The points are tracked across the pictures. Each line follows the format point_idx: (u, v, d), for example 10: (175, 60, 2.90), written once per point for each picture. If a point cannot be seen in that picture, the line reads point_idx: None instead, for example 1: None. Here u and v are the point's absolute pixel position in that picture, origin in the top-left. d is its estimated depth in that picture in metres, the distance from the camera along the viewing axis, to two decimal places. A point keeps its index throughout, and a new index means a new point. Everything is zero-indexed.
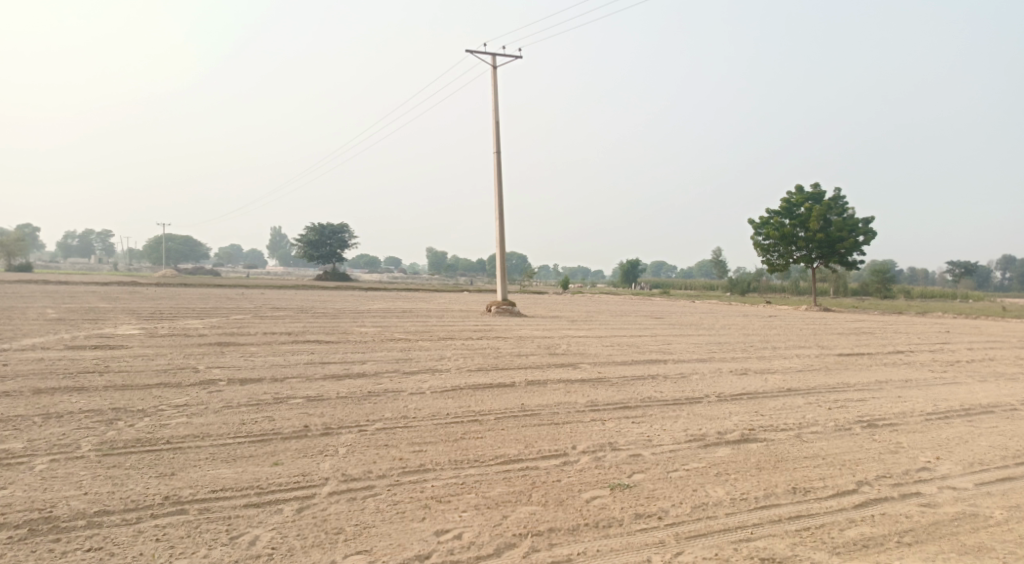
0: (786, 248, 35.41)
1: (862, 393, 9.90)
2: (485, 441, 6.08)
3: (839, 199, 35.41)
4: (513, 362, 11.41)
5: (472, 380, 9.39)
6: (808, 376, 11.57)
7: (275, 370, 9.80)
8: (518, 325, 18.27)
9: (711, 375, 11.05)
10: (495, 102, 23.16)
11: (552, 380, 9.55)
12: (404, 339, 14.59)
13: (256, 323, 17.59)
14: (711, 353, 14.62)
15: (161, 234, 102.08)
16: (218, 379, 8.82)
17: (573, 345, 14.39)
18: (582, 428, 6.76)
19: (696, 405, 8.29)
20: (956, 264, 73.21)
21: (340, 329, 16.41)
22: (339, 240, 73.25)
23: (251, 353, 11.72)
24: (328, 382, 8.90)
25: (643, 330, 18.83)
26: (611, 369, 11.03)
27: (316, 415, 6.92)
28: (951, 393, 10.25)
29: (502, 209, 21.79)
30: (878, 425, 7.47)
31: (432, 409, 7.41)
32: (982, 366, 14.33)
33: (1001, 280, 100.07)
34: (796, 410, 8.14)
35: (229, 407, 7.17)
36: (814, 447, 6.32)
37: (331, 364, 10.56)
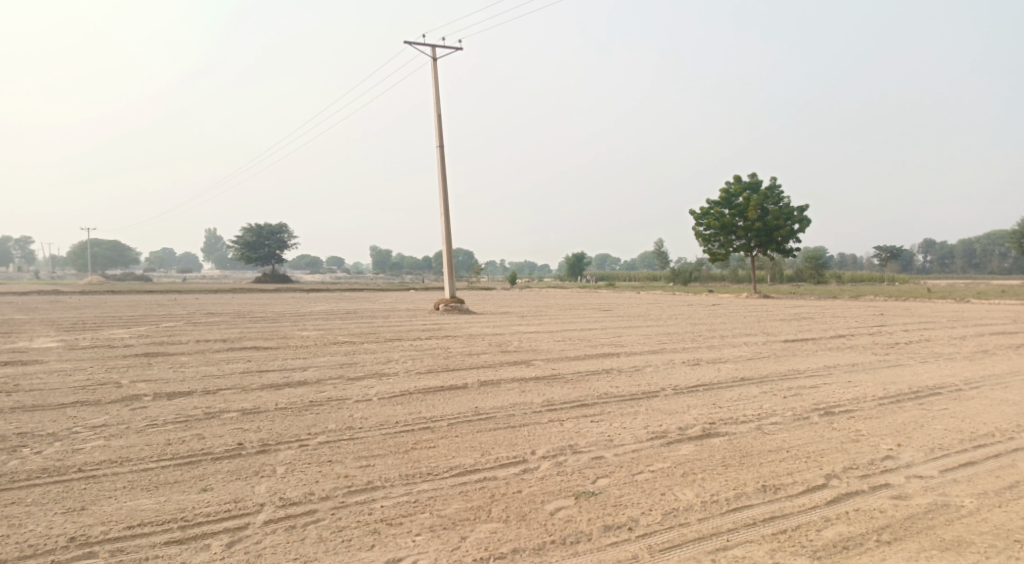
0: (726, 237, 35.96)
1: (814, 379, 9.85)
2: (439, 451, 5.67)
3: (775, 188, 36.15)
4: (464, 361, 11.00)
5: (420, 383, 8.94)
6: (759, 364, 11.51)
7: (208, 382, 9.14)
8: (467, 322, 17.84)
9: (665, 367, 10.87)
10: (436, 95, 22.68)
11: (505, 379, 9.17)
12: (348, 341, 14.00)
13: (189, 331, 16.71)
14: (661, 344, 14.49)
15: (87, 241, 97.81)
16: (144, 395, 8.14)
17: (523, 341, 14.05)
18: (539, 430, 6.41)
19: (653, 399, 8.04)
20: (883, 249, 75.71)
21: (281, 333, 15.70)
22: (278, 241, 71.35)
23: (183, 364, 10.98)
24: (266, 393, 8.33)
25: (592, 323, 18.64)
26: (564, 365, 10.74)
27: (253, 430, 6.41)
28: (899, 376, 10.30)
29: (446, 204, 21.34)
30: (835, 412, 7.35)
31: (382, 417, 6.95)
32: (922, 348, 14.62)
33: (924, 263, 104.50)
34: (753, 400, 7.99)
35: (154, 425, 6.59)
36: (777, 439, 6.11)
37: (270, 372, 9.96)
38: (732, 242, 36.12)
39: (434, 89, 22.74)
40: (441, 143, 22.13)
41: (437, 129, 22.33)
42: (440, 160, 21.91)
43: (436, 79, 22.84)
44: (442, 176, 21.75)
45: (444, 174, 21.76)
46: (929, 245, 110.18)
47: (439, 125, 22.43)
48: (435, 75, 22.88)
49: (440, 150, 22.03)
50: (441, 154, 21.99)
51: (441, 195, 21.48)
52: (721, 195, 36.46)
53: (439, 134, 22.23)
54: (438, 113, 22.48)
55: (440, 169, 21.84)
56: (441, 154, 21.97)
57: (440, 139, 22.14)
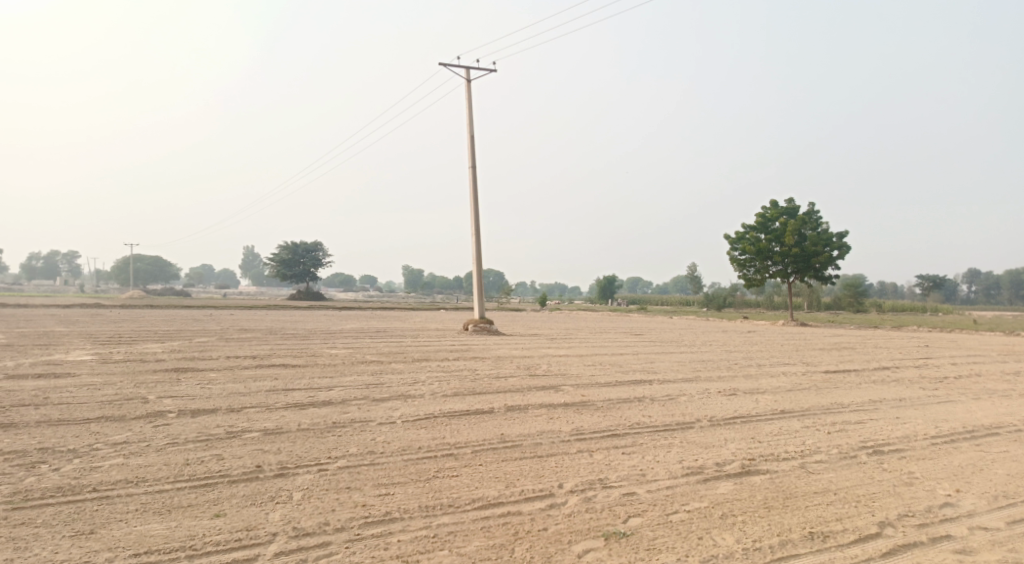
0: (762, 263, 35.26)
1: (858, 413, 9.38)
2: (462, 480, 5.42)
3: (813, 213, 35.42)
4: (491, 384, 10.73)
5: (446, 406, 8.70)
6: (799, 396, 11.04)
7: (233, 399, 9.03)
8: (496, 344, 17.59)
9: (700, 396, 10.47)
10: (469, 117, 22.72)
11: (533, 405, 8.89)
12: (376, 361, 13.85)
13: (220, 346, 16.75)
14: (695, 372, 14.07)
15: (129, 256, 100.22)
16: (168, 411, 8.05)
17: (553, 365, 13.75)
18: (568, 462, 6.12)
19: (688, 431, 7.69)
20: (924, 278, 73.67)
21: (310, 351, 15.64)
22: (313, 258, 72.14)
23: (210, 380, 10.92)
24: (290, 412, 8.18)
25: (624, 348, 18.26)
26: (594, 391, 10.41)
27: (274, 451, 6.23)
28: (949, 412, 9.76)
29: (477, 225, 21.24)
30: (884, 452, 6.93)
31: (405, 442, 6.73)
32: (971, 382, 13.96)
33: (968, 293, 101.57)
34: (794, 436, 7.59)
35: (175, 444, 6.45)
36: (823, 479, 5.75)
37: (295, 391, 9.81)
38: (768, 268, 35.40)
39: (468, 110, 22.78)
40: (474, 164, 22.08)
41: (470, 150, 22.31)
42: (472, 181, 21.85)
43: (469, 100, 22.89)
44: (474, 196, 21.68)
45: (476, 194, 21.69)
46: (973, 275, 107.14)
47: (472, 146, 22.41)
48: (469, 96, 22.95)
49: (473, 171, 21.98)
50: (474, 175, 21.94)
51: (473, 215, 21.39)
52: (757, 220, 35.83)
53: (471, 155, 22.20)
54: (471, 134, 22.47)
55: (472, 190, 21.77)
56: (473, 174, 21.92)
57: (473, 160, 22.12)
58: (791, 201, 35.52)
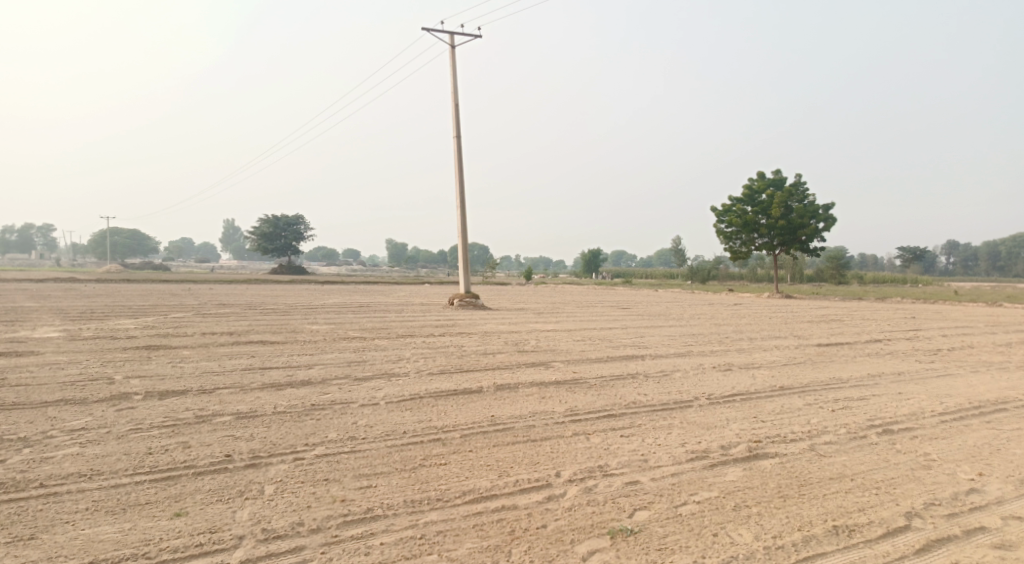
0: (748, 235, 34.97)
1: (860, 389, 9.04)
2: (451, 470, 4.98)
3: (799, 185, 35.12)
4: (479, 361, 10.27)
5: (432, 385, 8.25)
6: (797, 371, 10.70)
7: (206, 379, 8.52)
8: (482, 318, 17.10)
9: (695, 372, 10.10)
10: (453, 85, 22.01)
11: (524, 383, 8.46)
12: (358, 337, 13.36)
13: (197, 322, 16.18)
14: (688, 346, 13.70)
15: (107, 230, 98.59)
16: (134, 394, 7.52)
17: (542, 340, 13.33)
18: (564, 447, 5.70)
19: (687, 411, 7.30)
20: (906, 251, 73.81)
21: (290, 327, 15.09)
22: (295, 232, 71.15)
23: (183, 358, 10.39)
24: (266, 394, 7.68)
25: (612, 322, 17.87)
26: (586, 368, 10.00)
27: (248, 438, 5.75)
28: (952, 388, 9.43)
29: (463, 196, 20.67)
30: (895, 431, 6.58)
31: (389, 426, 6.27)
32: (968, 355, 13.69)
33: (948, 265, 102.49)
34: (798, 414, 7.23)
35: (139, 430, 5.96)
36: (837, 464, 5.38)
37: (272, 370, 9.32)
38: (754, 240, 35.12)
39: (452, 79, 22.09)
40: (458, 135, 21.44)
41: (454, 120, 21.66)
42: (457, 151, 21.23)
43: (453, 68, 22.18)
44: (459, 167, 21.08)
45: (461, 166, 21.10)
46: (953, 247, 108.06)
47: (456, 115, 21.76)
48: (453, 63, 22.23)
49: (457, 142, 21.33)
50: (458, 144, 21.31)
51: (458, 187, 20.81)
52: (744, 192, 35.47)
53: (456, 125, 21.56)
54: (455, 103, 21.80)
55: (457, 161, 21.15)
56: (458, 145, 21.28)
57: (457, 130, 21.48)
58: (778, 172, 35.17)
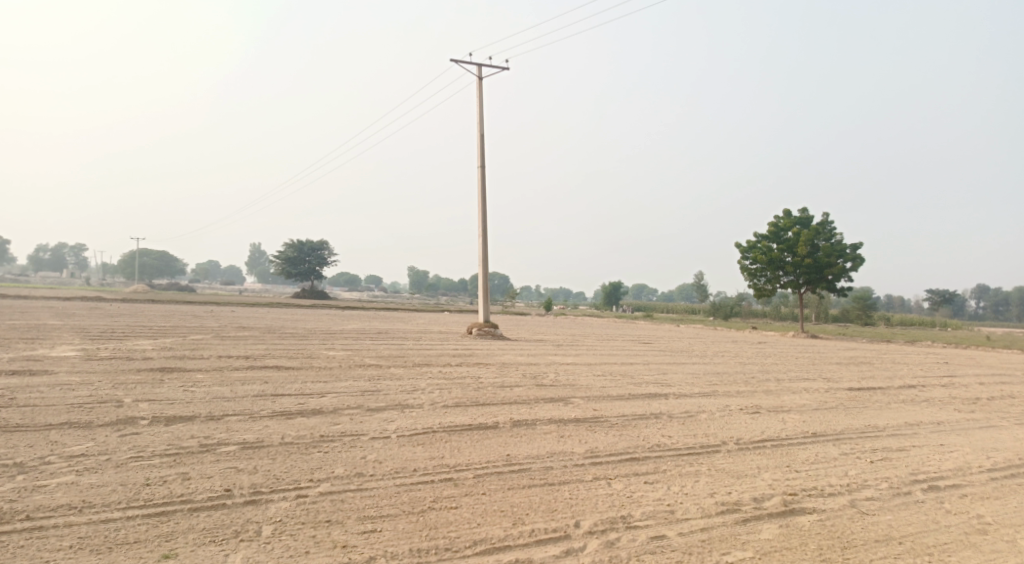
0: (773, 273, 34.36)
1: (898, 439, 8.57)
2: (462, 514, 4.66)
3: (826, 224, 34.56)
4: (496, 394, 9.90)
5: (446, 419, 7.91)
6: (828, 416, 10.21)
7: (215, 405, 8.28)
8: (501, 350, 16.74)
9: (722, 413, 9.67)
10: (479, 116, 21.98)
11: (542, 420, 8.10)
12: (374, 364, 13.09)
13: (214, 345, 16.00)
14: (713, 385, 13.24)
15: (136, 250, 100.13)
16: (140, 419, 7.28)
17: (561, 374, 12.95)
18: (584, 493, 5.35)
19: (714, 456, 6.89)
20: (935, 293, 72.23)
21: (306, 353, 14.87)
22: (318, 257, 71.55)
23: (195, 382, 10.17)
24: (274, 423, 7.39)
25: (634, 357, 17.43)
26: (608, 405, 9.61)
27: (250, 470, 5.46)
28: (997, 441, 8.89)
29: (485, 226, 20.49)
30: (941, 488, 6.16)
31: (399, 462, 5.95)
32: (1008, 405, 13.08)
33: (977, 309, 100.30)
34: (833, 465, 6.81)
35: (139, 458, 5.70)
36: (882, 524, 4.97)
37: (284, 397, 9.05)
38: (780, 278, 34.49)
39: (479, 109, 22.08)
40: (483, 165, 21.34)
41: (478, 150, 21.58)
42: (481, 180, 21.12)
43: (479, 99, 22.17)
44: (482, 197, 20.92)
45: (484, 195, 20.95)
46: (982, 291, 105.86)
47: (481, 145, 21.68)
48: (479, 94, 22.24)
49: (481, 170, 21.24)
50: (482, 173, 21.20)
51: (481, 216, 20.63)
52: (769, 228, 34.95)
53: (481, 155, 21.47)
54: (480, 132, 21.76)
55: (481, 190, 21.01)
56: (482, 175, 21.17)
57: (482, 160, 21.39)
58: (805, 210, 34.64)
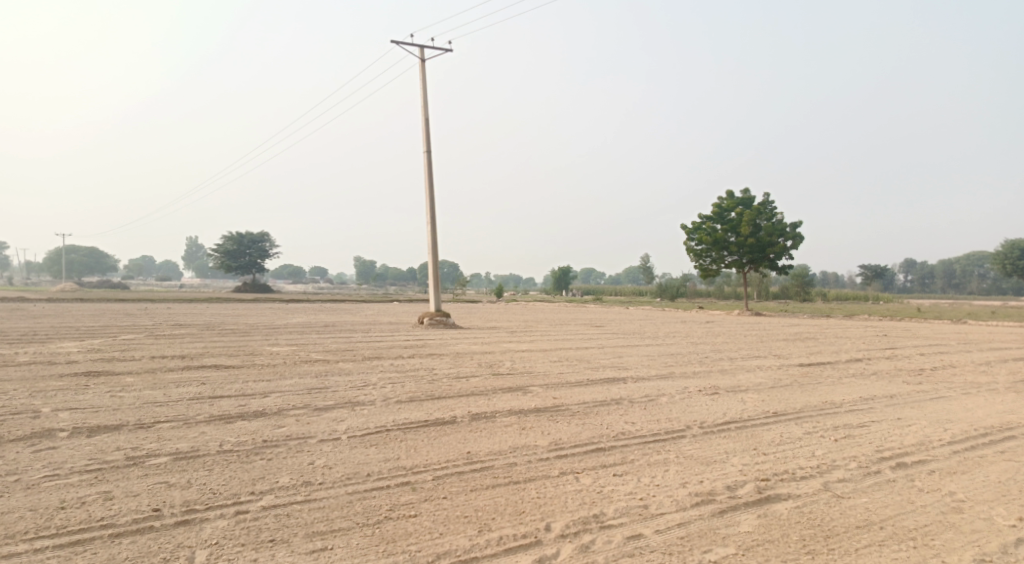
0: (718, 253, 34.78)
1: (858, 415, 8.53)
2: (420, 523, 4.27)
3: (767, 204, 35.12)
4: (451, 387, 9.49)
5: (399, 416, 7.47)
6: (786, 395, 10.15)
7: (145, 411, 7.64)
8: (453, 339, 16.32)
9: (682, 396, 9.49)
10: (423, 100, 21.35)
11: (501, 412, 7.74)
12: (321, 360, 12.50)
13: (147, 345, 15.08)
14: (669, 367, 13.14)
15: (63, 248, 95.62)
16: (60, 431, 6.61)
17: (517, 362, 12.62)
18: (551, 491, 5.03)
19: (680, 443, 6.65)
20: (868, 267, 74.72)
21: (248, 349, 14.14)
22: (259, 249, 69.51)
23: (126, 386, 9.43)
24: (211, 428, 6.82)
25: (588, 341, 17.26)
26: (567, 392, 9.32)
27: (183, 486, 4.92)
28: (950, 412, 8.94)
29: (433, 212, 19.97)
30: (909, 464, 6.06)
31: (351, 467, 5.50)
32: (953, 375, 13.36)
33: (907, 282, 104.38)
34: (800, 446, 6.65)
35: (55, 477, 5.10)
36: (860, 507, 4.76)
37: (223, 399, 8.45)
38: (724, 258, 34.94)
39: (423, 93, 21.46)
40: (428, 149, 20.79)
41: (424, 135, 21.00)
42: (428, 166, 20.56)
43: (423, 83, 21.55)
44: (428, 183, 20.38)
45: (431, 181, 20.40)
46: (911, 265, 110.24)
47: (426, 130, 21.09)
48: (423, 77, 21.62)
49: (427, 155, 20.69)
50: (427, 158, 20.65)
51: (429, 202, 20.08)
52: (713, 209, 35.32)
53: (426, 140, 20.92)
54: (425, 116, 21.18)
55: (427, 176, 20.47)
56: (429, 161, 20.61)
57: (427, 146, 20.81)
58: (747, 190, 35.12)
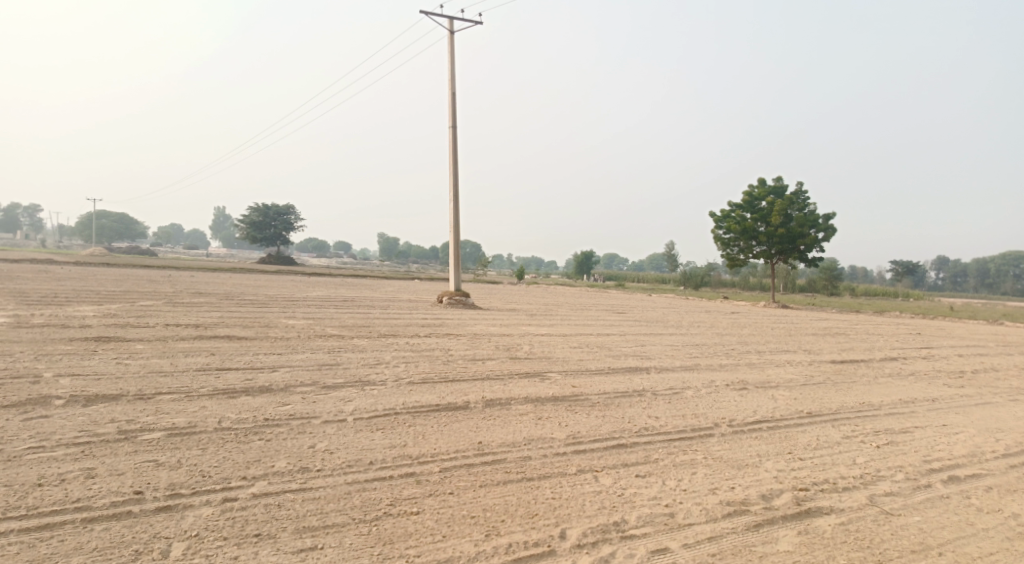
0: (747, 243, 33.94)
1: (899, 419, 7.97)
2: (422, 523, 3.88)
3: (800, 194, 34.10)
4: (466, 369, 9.08)
5: (409, 398, 7.07)
6: (819, 393, 9.58)
7: (147, 381, 7.32)
8: (472, 319, 15.92)
9: (709, 390, 8.98)
10: (450, 73, 20.79)
11: (517, 399, 7.31)
12: (335, 335, 12.17)
13: (163, 313, 14.84)
14: (693, 358, 12.61)
15: (93, 214, 96.93)
16: (55, 399, 6.30)
17: (535, 346, 12.18)
18: (568, 491, 4.61)
19: (709, 442, 6.17)
20: (899, 263, 72.63)
21: (263, 321, 13.85)
22: (284, 222, 69.64)
23: (133, 354, 9.15)
24: (212, 403, 6.48)
25: (609, 327, 16.75)
26: (587, 381, 8.85)
27: (171, 466, 4.57)
28: (998, 421, 8.31)
29: (457, 190, 19.52)
30: (962, 478, 5.54)
31: (353, 453, 5.10)
32: (993, 379, 12.66)
33: (937, 280, 101.91)
34: (840, 452, 6.14)
35: (39, 449, 4.77)
36: (912, 528, 4.28)
37: (229, 372, 8.11)
38: (752, 248, 34.06)
39: (450, 66, 20.90)
40: (455, 124, 20.30)
41: (451, 110, 20.48)
42: (453, 142, 20.07)
43: (452, 56, 20.97)
44: (453, 159, 19.89)
45: (456, 157, 19.92)
46: (943, 263, 107.64)
47: (453, 104, 20.58)
48: (451, 50, 21.06)
49: (453, 130, 20.20)
50: (453, 132, 20.17)
51: (452, 179, 19.63)
52: (743, 198, 34.40)
53: (453, 114, 20.42)
54: (452, 89, 20.65)
55: (453, 153, 19.98)
56: (454, 136, 20.12)
57: (453, 120, 20.30)
58: (779, 179, 34.13)
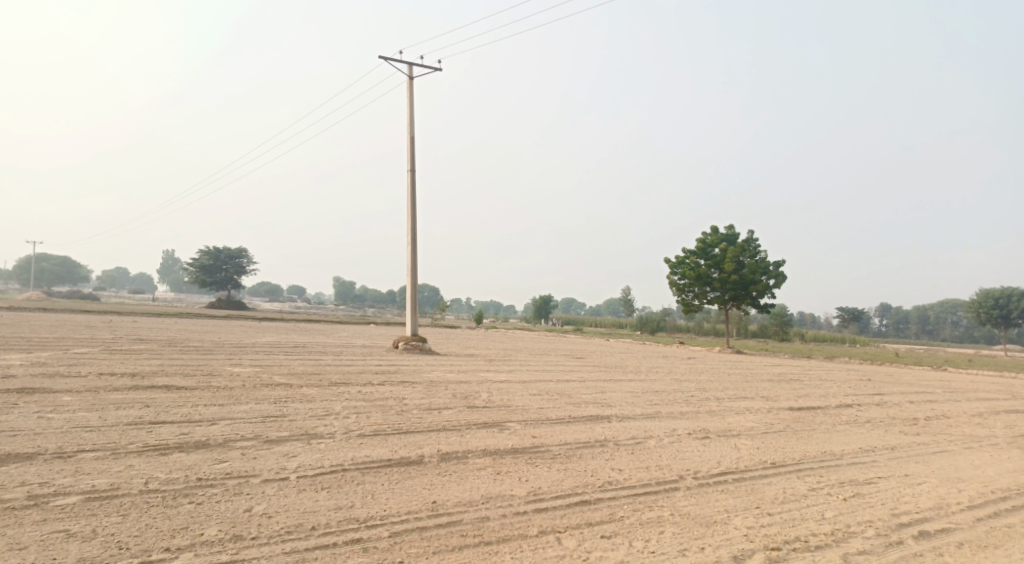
0: (701, 289, 34.31)
1: (863, 469, 7.81)
2: None
3: (751, 242, 34.78)
4: (421, 419, 8.66)
5: (359, 453, 6.64)
6: (782, 442, 9.41)
7: (72, 437, 6.73)
8: (428, 365, 15.46)
9: (672, 440, 8.73)
10: (409, 118, 20.73)
11: (474, 452, 6.94)
12: (284, 384, 11.60)
13: (99, 360, 14.03)
14: (654, 405, 12.38)
15: (33, 256, 93.45)
16: None
17: (493, 394, 11.80)
18: (528, 557, 4.26)
19: (675, 497, 5.89)
20: (846, 309, 74.45)
21: (207, 369, 13.18)
22: (236, 265, 68.11)
23: (60, 406, 8.49)
24: (141, 462, 5.95)
25: (569, 374, 16.47)
26: (547, 431, 8.52)
27: (84, 537, 4.09)
28: (960, 469, 8.24)
29: (414, 234, 19.23)
30: (933, 533, 5.36)
31: (294, 518, 4.65)
32: (948, 426, 12.72)
33: (882, 326, 104.80)
34: (809, 506, 5.92)
35: None
36: None
37: (164, 425, 7.54)
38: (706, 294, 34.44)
39: (409, 111, 20.85)
40: (413, 168, 20.14)
41: (409, 154, 20.34)
42: (411, 185, 19.88)
43: (412, 101, 20.94)
44: (411, 203, 19.67)
45: (414, 201, 19.70)
46: (886, 310, 110.98)
47: (412, 148, 20.45)
48: (411, 95, 21.04)
49: (412, 174, 20.04)
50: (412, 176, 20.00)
51: (410, 223, 19.36)
52: (697, 245, 34.89)
53: (411, 158, 20.28)
54: (411, 133, 20.56)
55: (411, 196, 19.77)
56: (412, 180, 19.94)
57: (412, 164, 20.15)
58: (732, 227, 34.77)
